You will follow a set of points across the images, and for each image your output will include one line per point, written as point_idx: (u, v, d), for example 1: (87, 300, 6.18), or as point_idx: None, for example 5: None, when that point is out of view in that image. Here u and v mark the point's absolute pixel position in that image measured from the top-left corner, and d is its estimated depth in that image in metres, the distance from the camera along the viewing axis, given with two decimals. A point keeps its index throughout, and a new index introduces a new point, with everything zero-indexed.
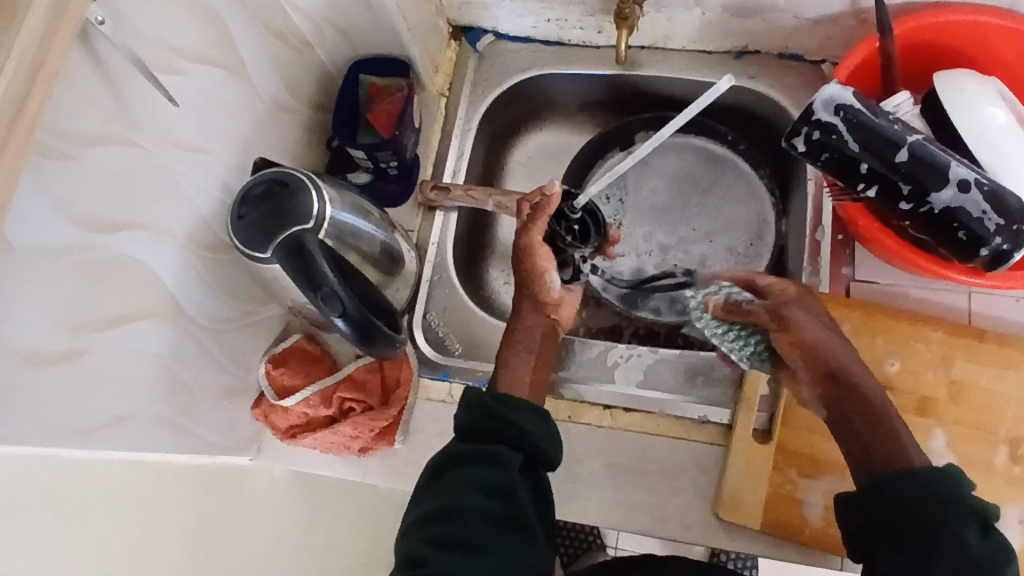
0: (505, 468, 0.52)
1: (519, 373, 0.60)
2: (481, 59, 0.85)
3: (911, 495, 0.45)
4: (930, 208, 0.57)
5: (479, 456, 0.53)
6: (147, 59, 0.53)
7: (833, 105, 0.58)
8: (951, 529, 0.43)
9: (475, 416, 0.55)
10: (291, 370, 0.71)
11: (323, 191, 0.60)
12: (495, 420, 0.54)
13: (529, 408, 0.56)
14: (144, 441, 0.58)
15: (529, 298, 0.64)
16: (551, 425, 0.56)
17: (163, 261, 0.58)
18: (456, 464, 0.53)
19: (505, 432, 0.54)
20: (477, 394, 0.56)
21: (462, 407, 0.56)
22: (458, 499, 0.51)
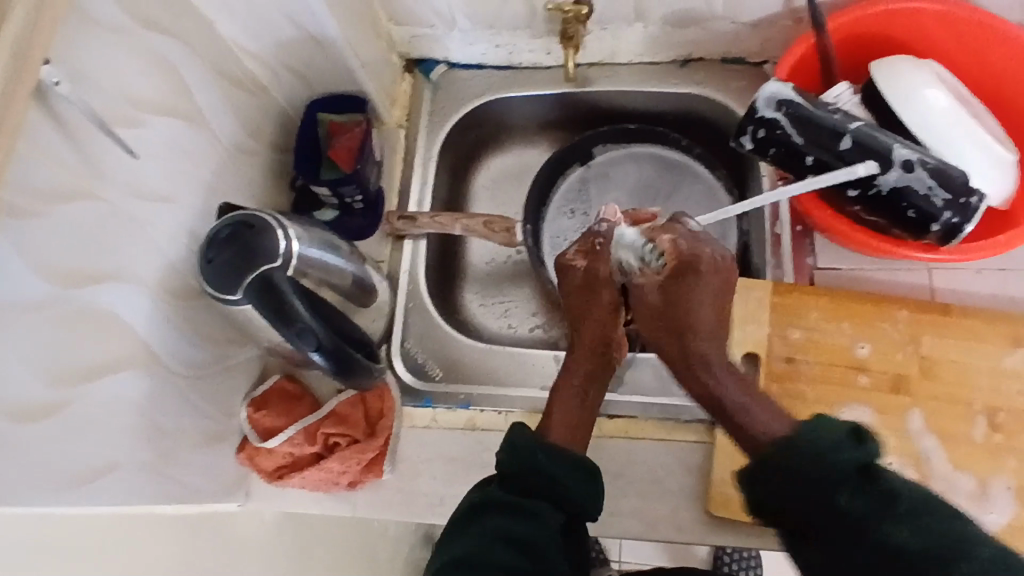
0: (541, 522, 0.52)
1: (565, 420, 0.61)
2: (436, 88, 0.87)
3: (790, 472, 0.47)
4: (878, 191, 0.59)
5: (513, 507, 0.53)
6: (106, 114, 0.54)
7: (775, 100, 0.59)
8: (828, 494, 0.46)
9: (512, 466, 0.56)
10: (273, 412, 0.72)
11: (289, 229, 0.61)
12: (537, 473, 0.55)
13: (568, 460, 0.56)
14: (130, 492, 0.58)
15: (592, 329, 0.63)
16: (595, 481, 0.56)
17: (136, 311, 0.59)
18: (489, 513, 0.53)
19: (547, 487, 0.54)
20: (525, 443, 0.56)
21: (504, 454, 0.57)
22: (488, 550, 0.51)
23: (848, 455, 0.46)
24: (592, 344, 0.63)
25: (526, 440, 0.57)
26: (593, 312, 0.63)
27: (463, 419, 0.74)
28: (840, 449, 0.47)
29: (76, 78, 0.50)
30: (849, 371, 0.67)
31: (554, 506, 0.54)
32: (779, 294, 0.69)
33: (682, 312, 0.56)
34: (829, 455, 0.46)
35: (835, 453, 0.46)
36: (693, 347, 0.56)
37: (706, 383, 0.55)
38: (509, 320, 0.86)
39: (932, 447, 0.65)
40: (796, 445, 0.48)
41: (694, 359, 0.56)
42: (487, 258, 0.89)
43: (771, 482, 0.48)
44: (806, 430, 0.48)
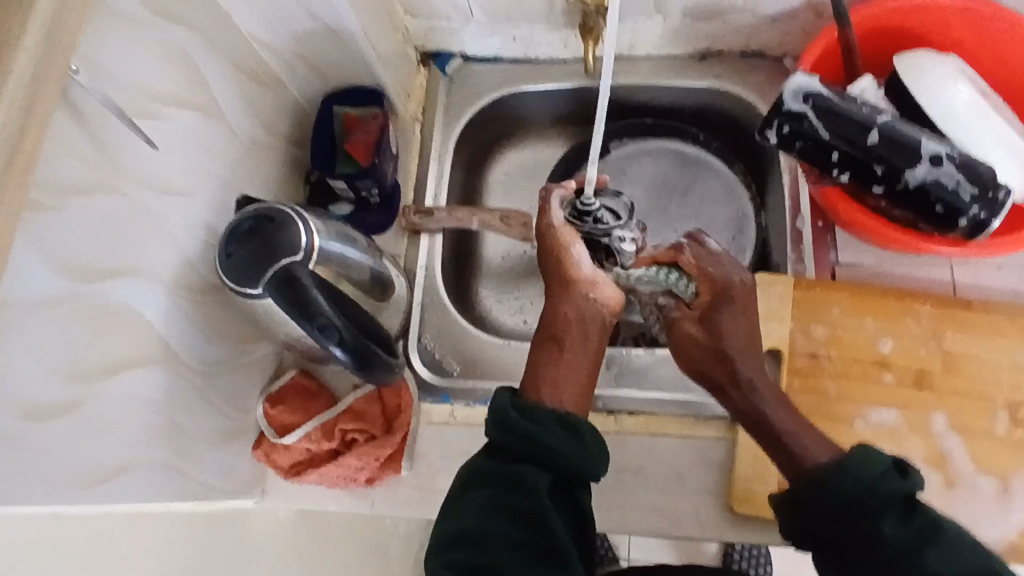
0: (528, 492, 0.50)
1: (557, 385, 0.56)
2: (451, 82, 0.86)
3: (834, 495, 0.48)
4: (905, 185, 0.58)
5: (504, 479, 0.51)
6: (124, 105, 0.53)
7: (802, 93, 0.59)
8: (871, 526, 0.46)
9: (497, 435, 0.52)
10: (290, 408, 0.71)
11: (310, 222, 0.60)
12: (522, 438, 0.51)
13: (552, 417, 0.52)
14: (147, 491, 0.57)
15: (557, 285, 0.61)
16: (585, 434, 0.52)
17: (154, 306, 0.58)
18: (478, 484, 0.52)
19: (532, 452, 0.51)
20: (507, 406, 0.53)
21: (490, 421, 0.53)
22: (478, 523, 0.50)
23: (894, 485, 0.47)
24: (573, 301, 0.60)
25: (506, 405, 0.53)
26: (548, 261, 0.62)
27: (482, 415, 0.73)
28: (885, 478, 0.47)
29: (92, 70, 0.49)
30: (873, 367, 0.66)
31: (540, 471, 0.51)
32: (801, 289, 0.68)
33: (725, 321, 0.60)
34: (873, 482, 0.47)
35: (876, 480, 0.47)
36: (729, 356, 0.59)
37: (755, 400, 0.57)
38: (524, 315, 0.85)
39: (956, 446, 0.64)
40: (839, 473, 0.48)
41: (744, 378, 0.58)
42: (503, 253, 0.88)
43: (812, 508, 0.49)
44: (849, 458, 0.49)
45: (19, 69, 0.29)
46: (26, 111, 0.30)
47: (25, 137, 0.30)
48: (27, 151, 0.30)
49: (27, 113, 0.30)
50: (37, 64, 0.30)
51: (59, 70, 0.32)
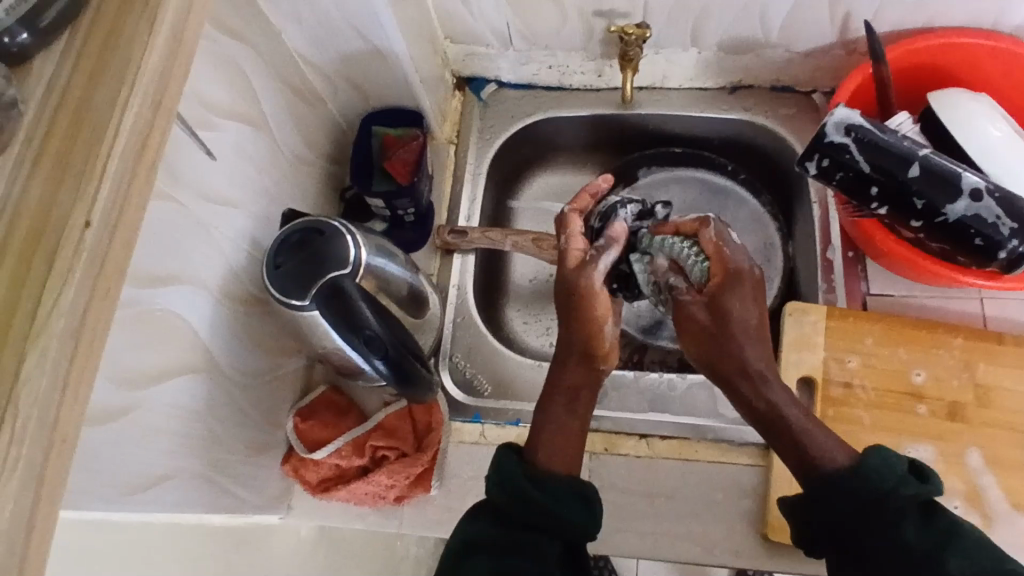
0: (538, 563, 0.50)
1: (557, 449, 0.57)
2: (486, 106, 0.88)
3: (856, 494, 0.49)
4: (944, 219, 0.59)
5: (506, 548, 0.51)
6: (184, 114, 0.54)
7: (844, 125, 0.60)
8: (895, 528, 0.47)
9: (500, 498, 0.54)
10: (321, 423, 0.71)
11: (358, 236, 0.60)
12: (529, 507, 0.53)
13: (565, 489, 0.53)
14: (184, 500, 0.57)
15: (579, 352, 0.61)
16: (593, 505, 0.54)
17: (200, 316, 0.58)
18: (476, 551, 0.51)
19: (539, 522, 0.52)
20: (513, 471, 0.54)
21: (492, 482, 0.55)
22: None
23: (911, 491, 0.49)
24: (584, 363, 0.60)
25: (513, 468, 0.54)
26: (577, 328, 0.61)
27: (512, 436, 0.72)
28: (905, 483, 0.49)
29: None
30: (906, 399, 0.67)
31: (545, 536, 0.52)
32: (834, 318, 0.69)
33: (733, 299, 0.55)
34: (893, 490, 0.48)
35: (897, 485, 0.49)
36: (741, 364, 0.53)
37: (800, 442, 0.51)
38: (551, 338, 0.86)
39: (992, 478, 0.64)
40: (865, 469, 0.49)
41: (767, 396, 0.52)
42: (530, 275, 0.89)
43: (838, 497, 0.49)
44: (866, 456, 0.50)
45: (149, 64, 0.29)
46: (154, 104, 0.30)
47: (152, 131, 0.30)
48: (153, 144, 0.30)
49: (155, 106, 0.30)
50: (165, 60, 0.30)
51: (183, 69, 0.32)
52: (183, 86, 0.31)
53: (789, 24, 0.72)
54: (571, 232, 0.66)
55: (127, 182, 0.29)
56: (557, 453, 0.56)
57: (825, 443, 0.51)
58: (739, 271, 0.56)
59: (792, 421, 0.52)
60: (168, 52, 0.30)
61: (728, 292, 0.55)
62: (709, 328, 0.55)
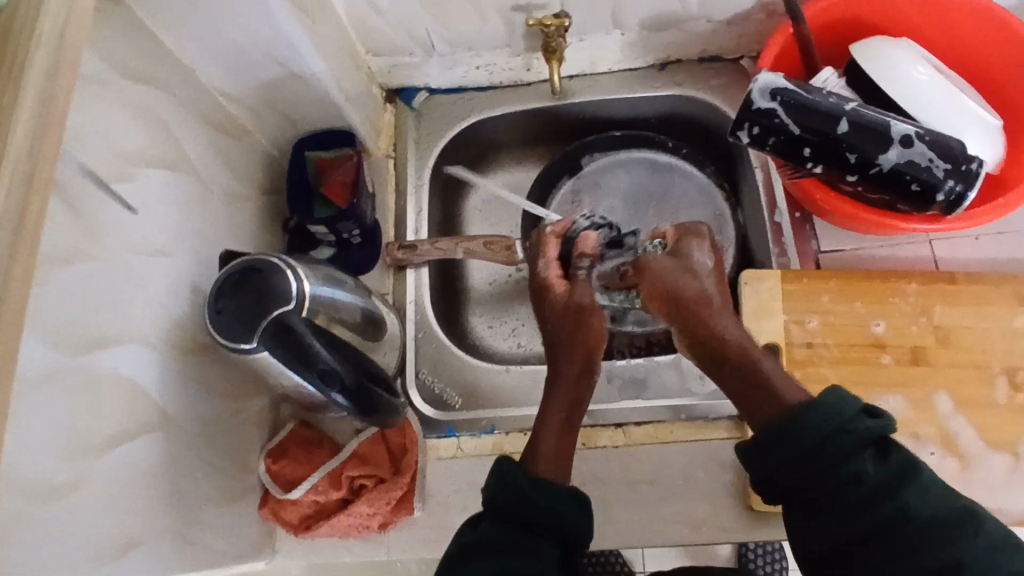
0: (541, 563, 0.48)
1: (558, 453, 0.55)
2: (419, 116, 0.86)
3: (805, 436, 0.44)
4: (879, 170, 0.59)
5: (505, 549, 0.48)
6: (99, 169, 0.53)
7: (769, 90, 0.60)
8: (851, 463, 0.43)
9: (500, 498, 0.51)
10: (293, 461, 0.69)
11: (298, 268, 0.59)
12: (528, 505, 0.50)
13: (563, 490, 0.51)
14: (159, 561, 0.55)
15: (580, 349, 0.61)
16: (587, 505, 0.52)
17: (147, 372, 0.57)
18: (473, 556, 0.48)
19: (540, 522, 0.50)
20: (514, 472, 0.52)
21: (491, 486, 0.52)
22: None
23: (867, 424, 0.44)
24: (582, 364, 0.60)
25: (517, 474, 0.52)
26: (569, 326, 0.62)
27: (489, 445, 0.72)
28: (857, 418, 0.44)
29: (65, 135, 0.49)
30: (870, 351, 0.67)
31: (544, 538, 0.50)
32: (789, 281, 0.69)
33: (694, 246, 0.59)
34: (849, 424, 0.44)
35: (850, 419, 0.44)
36: (708, 302, 0.54)
37: (757, 391, 0.49)
38: (518, 339, 0.85)
39: (963, 417, 0.65)
40: (812, 411, 0.44)
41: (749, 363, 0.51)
42: (488, 279, 0.88)
43: (793, 441, 0.45)
44: (818, 397, 0.45)
45: (15, 135, 0.28)
46: (25, 176, 0.29)
47: (27, 204, 0.28)
48: (30, 218, 0.29)
49: (27, 178, 0.29)
50: (34, 126, 0.29)
51: (55, 135, 0.31)
52: (58, 152, 0.30)
53: None
54: (547, 259, 0.67)
55: (6, 260, 0.28)
56: (557, 458, 0.55)
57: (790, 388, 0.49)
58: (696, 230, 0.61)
59: (766, 375, 0.50)
60: (35, 122, 0.29)
61: (686, 241, 0.60)
62: (676, 275, 0.56)
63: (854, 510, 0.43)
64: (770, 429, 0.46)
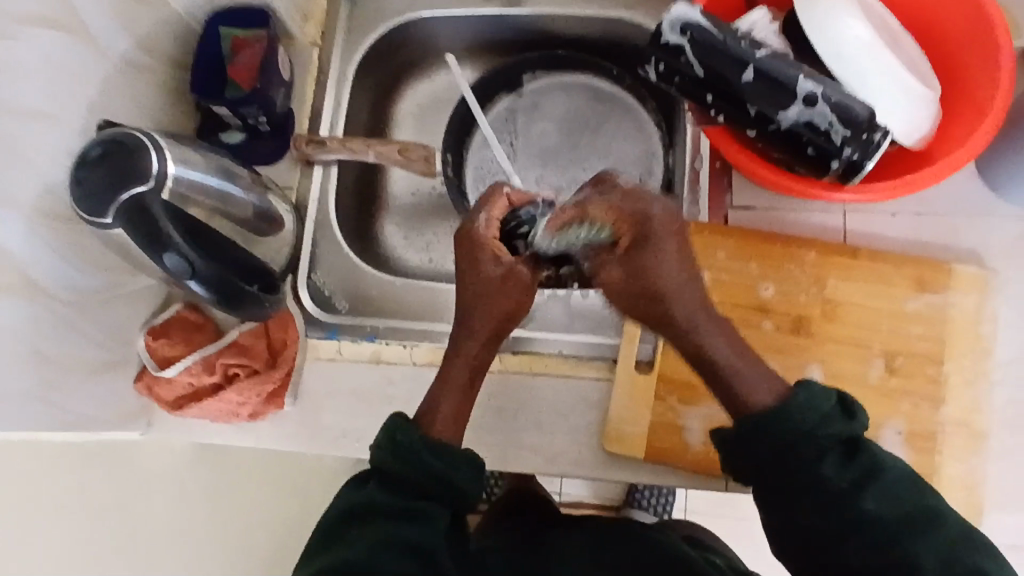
0: (429, 526, 0.50)
1: (454, 419, 0.55)
2: (354, 4, 0.81)
3: (775, 434, 0.49)
4: (779, 127, 0.56)
5: (402, 513, 0.50)
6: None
7: (680, 24, 0.56)
8: (816, 465, 0.48)
9: (395, 463, 0.52)
10: (172, 341, 0.70)
11: (165, 149, 0.59)
12: (423, 472, 0.51)
13: (460, 456, 0.52)
14: (12, 419, 0.57)
15: (489, 327, 0.57)
16: (485, 474, 0.53)
17: (10, 234, 0.56)
18: (370, 517, 0.50)
19: (433, 488, 0.51)
20: (411, 439, 0.52)
21: (385, 449, 0.52)
22: (371, 558, 0.48)
23: (833, 429, 0.48)
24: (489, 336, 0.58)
25: (411, 440, 0.52)
26: (491, 300, 0.57)
27: (368, 353, 0.72)
28: (826, 422, 0.49)
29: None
30: (754, 314, 0.66)
31: (441, 504, 0.51)
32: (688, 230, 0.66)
33: (648, 261, 0.51)
34: (816, 430, 0.48)
35: (819, 426, 0.49)
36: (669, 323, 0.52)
37: (731, 390, 0.51)
38: (430, 254, 0.84)
39: None
40: (786, 411, 0.49)
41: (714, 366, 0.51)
42: (411, 189, 0.86)
43: (761, 439, 0.49)
44: (784, 402, 0.49)
45: None
46: None
47: None
48: None
49: None
50: None
51: None
52: None
53: None
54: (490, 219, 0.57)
55: None
56: (453, 423, 0.55)
57: (758, 376, 0.51)
58: (647, 215, 0.52)
59: (720, 362, 0.51)
60: None
61: (637, 250, 0.51)
62: (631, 281, 0.52)
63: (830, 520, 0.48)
64: (745, 422, 0.50)
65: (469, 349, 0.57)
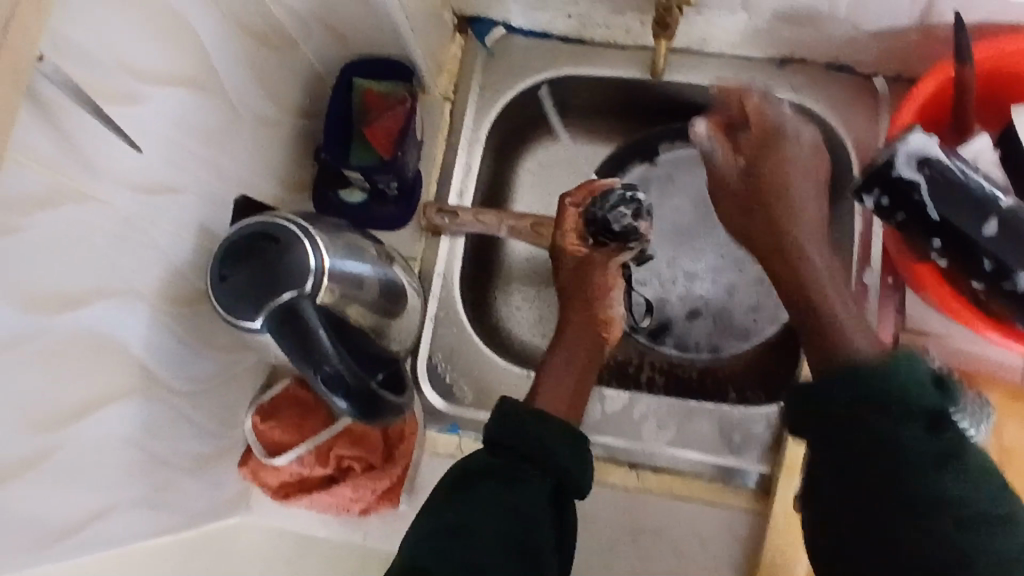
0: (531, 501, 0.50)
1: (556, 398, 0.61)
2: (491, 57, 0.74)
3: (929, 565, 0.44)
4: (1015, 288, 0.50)
5: (502, 479, 0.51)
6: (90, 88, 0.43)
7: (919, 159, 0.50)
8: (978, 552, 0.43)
9: (500, 435, 0.53)
10: (282, 425, 0.64)
11: (318, 240, 0.51)
12: (529, 443, 0.52)
13: (563, 430, 0.53)
14: (122, 531, 0.51)
15: (581, 312, 0.65)
16: (587, 457, 0.54)
17: (138, 331, 0.50)
18: (475, 481, 0.51)
19: (537, 461, 0.52)
20: (517, 412, 0.53)
21: (492, 429, 0.54)
22: (470, 521, 0.49)
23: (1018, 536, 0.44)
24: (589, 326, 0.64)
25: (520, 413, 0.53)
26: (585, 288, 0.65)
27: None
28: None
29: (53, 44, 0.39)
30: None
31: (540, 471, 0.52)
32: None
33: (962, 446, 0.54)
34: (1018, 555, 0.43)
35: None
36: None
37: None
38: (545, 328, 0.77)
39: None
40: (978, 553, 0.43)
41: None
42: (529, 253, 0.79)
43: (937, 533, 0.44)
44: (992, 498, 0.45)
45: None
46: None
47: None
48: None
49: None
50: None
51: None
52: None
53: None
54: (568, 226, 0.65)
55: None
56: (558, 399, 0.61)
57: None
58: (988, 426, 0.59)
59: None
60: None
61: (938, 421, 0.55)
62: None
63: (880, 474, 0.46)
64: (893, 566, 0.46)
65: (575, 343, 0.64)
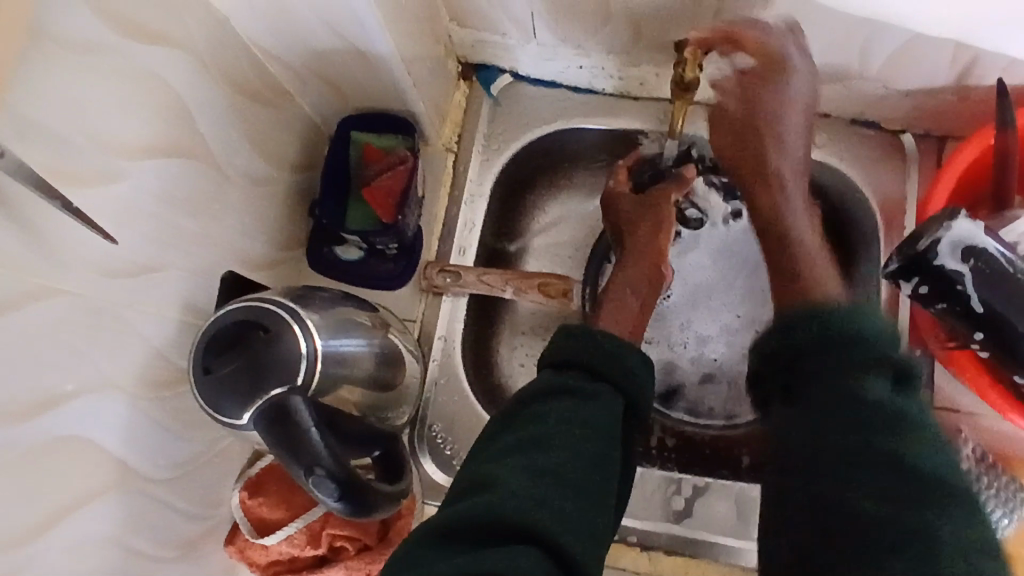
0: (599, 409, 0.42)
1: (618, 313, 0.54)
2: (496, 106, 0.70)
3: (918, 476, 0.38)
4: None
5: (564, 394, 0.43)
6: (62, 177, 0.39)
7: (963, 247, 0.48)
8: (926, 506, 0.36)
9: (578, 352, 0.44)
10: (271, 502, 0.59)
11: (307, 322, 0.48)
12: (603, 356, 0.44)
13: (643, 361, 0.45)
14: None
15: (642, 238, 0.58)
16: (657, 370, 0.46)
17: (114, 425, 0.46)
18: (545, 399, 0.43)
19: (611, 373, 0.44)
20: (582, 328, 0.45)
21: (560, 344, 0.45)
22: (559, 443, 0.41)
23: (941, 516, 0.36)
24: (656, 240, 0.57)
25: (584, 335, 0.45)
26: (645, 219, 0.58)
27: None
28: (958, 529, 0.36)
29: (18, 132, 0.35)
30: None
31: (614, 390, 0.44)
32: None
33: None
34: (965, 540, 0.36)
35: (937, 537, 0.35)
36: None
37: None
38: None
39: None
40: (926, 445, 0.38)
41: None
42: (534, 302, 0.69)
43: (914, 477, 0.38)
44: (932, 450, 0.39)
45: None
46: None
47: None
48: None
49: None
50: None
51: None
52: None
53: (896, 59, 0.56)
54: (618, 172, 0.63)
55: None
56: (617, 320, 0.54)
57: None
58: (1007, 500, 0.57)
59: None
60: None
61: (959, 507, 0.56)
62: None
63: (844, 421, 0.40)
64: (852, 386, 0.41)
65: (627, 269, 0.57)
